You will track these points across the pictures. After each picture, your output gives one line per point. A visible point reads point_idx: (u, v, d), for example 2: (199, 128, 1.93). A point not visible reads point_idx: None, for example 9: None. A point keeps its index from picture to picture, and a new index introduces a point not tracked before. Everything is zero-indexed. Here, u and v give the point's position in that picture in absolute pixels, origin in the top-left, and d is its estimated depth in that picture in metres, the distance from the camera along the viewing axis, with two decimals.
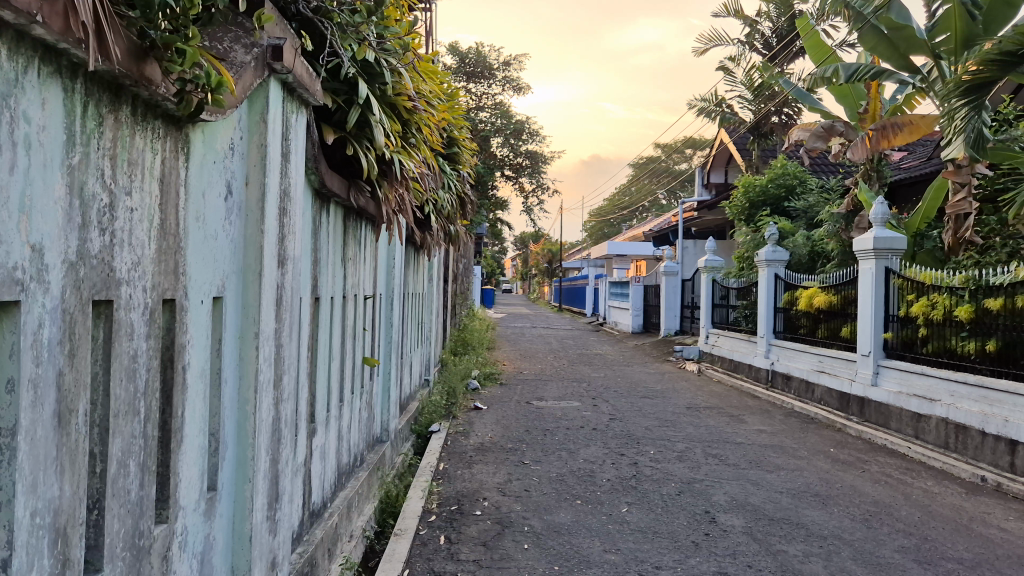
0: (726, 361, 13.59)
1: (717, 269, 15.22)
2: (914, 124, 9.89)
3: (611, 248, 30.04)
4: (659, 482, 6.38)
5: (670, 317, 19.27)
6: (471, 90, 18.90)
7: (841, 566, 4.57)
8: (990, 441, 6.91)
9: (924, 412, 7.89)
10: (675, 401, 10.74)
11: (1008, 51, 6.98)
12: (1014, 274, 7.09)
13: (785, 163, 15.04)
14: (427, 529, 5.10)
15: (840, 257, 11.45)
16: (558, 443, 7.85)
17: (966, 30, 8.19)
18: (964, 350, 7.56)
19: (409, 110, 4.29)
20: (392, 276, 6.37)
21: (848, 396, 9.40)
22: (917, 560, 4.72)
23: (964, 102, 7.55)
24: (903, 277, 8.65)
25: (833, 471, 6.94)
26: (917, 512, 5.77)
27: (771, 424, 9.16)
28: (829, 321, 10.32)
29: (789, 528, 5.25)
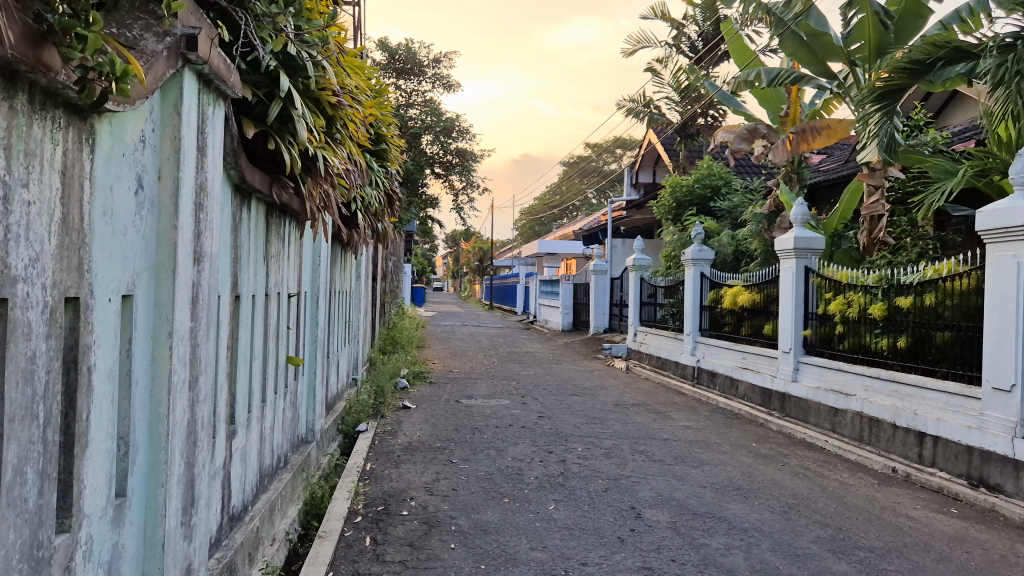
0: (653, 358, 13.81)
1: (645, 268, 15.42)
2: (831, 127, 10.22)
3: (542, 246, 30.20)
4: (586, 479, 6.44)
5: (599, 315, 19.51)
6: (401, 87, 18.75)
7: (760, 558, 4.69)
8: (900, 434, 7.20)
9: (840, 407, 8.16)
10: (603, 399, 10.85)
11: (917, 59, 7.24)
12: (924, 273, 7.37)
13: (710, 165, 15.36)
14: (352, 530, 5.02)
15: (762, 256, 11.72)
16: (487, 441, 7.84)
17: (878, 39, 8.51)
18: (877, 347, 7.82)
19: (334, 105, 4.23)
20: (317, 273, 6.26)
21: (769, 392, 9.65)
22: (832, 550, 4.87)
23: (878, 108, 7.82)
24: (821, 276, 8.92)
25: (754, 465, 7.11)
26: (833, 503, 5.96)
27: (696, 420, 9.34)
28: (752, 319, 10.58)
29: (712, 522, 5.36)
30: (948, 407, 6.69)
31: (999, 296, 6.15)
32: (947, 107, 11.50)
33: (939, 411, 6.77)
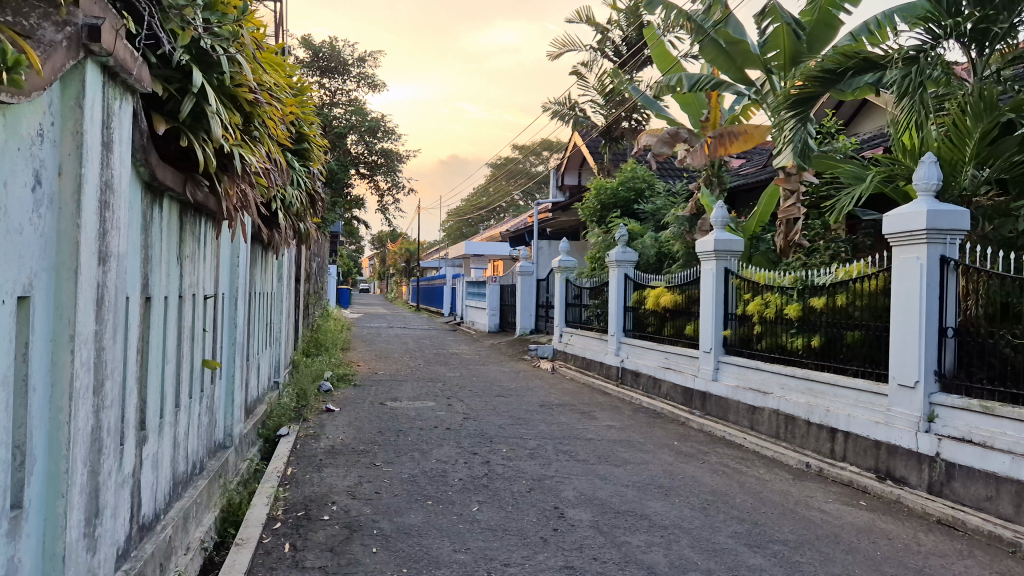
0: (579, 358, 13.94)
1: (570, 270, 15.53)
2: (748, 133, 10.52)
3: (469, 248, 30.21)
4: (510, 479, 6.45)
5: (525, 316, 19.59)
6: (324, 86, 18.49)
7: (679, 554, 4.77)
8: (814, 430, 7.44)
9: (758, 405, 8.40)
10: (529, 399, 10.89)
11: (829, 69, 7.56)
12: (835, 275, 7.63)
13: (634, 167, 15.56)
14: (271, 537, 4.91)
15: (684, 258, 11.94)
16: (411, 443, 7.78)
17: (792, 48, 8.78)
18: (793, 346, 8.08)
19: (251, 103, 4.13)
20: (236, 274, 6.10)
21: (691, 391, 9.85)
22: (748, 545, 5.00)
23: (792, 114, 8.03)
24: (740, 277, 9.14)
25: (675, 463, 7.24)
26: (749, 499, 6.12)
27: (619, 420, 9.47)
28: (674, 319, 10.79)
29: (633, 520, 5.43)
30: (857, 403, 6.95)
31: (903, 296, 6.41)
32: (857, 116, 11.96)
33: (850, 408, 7.04)
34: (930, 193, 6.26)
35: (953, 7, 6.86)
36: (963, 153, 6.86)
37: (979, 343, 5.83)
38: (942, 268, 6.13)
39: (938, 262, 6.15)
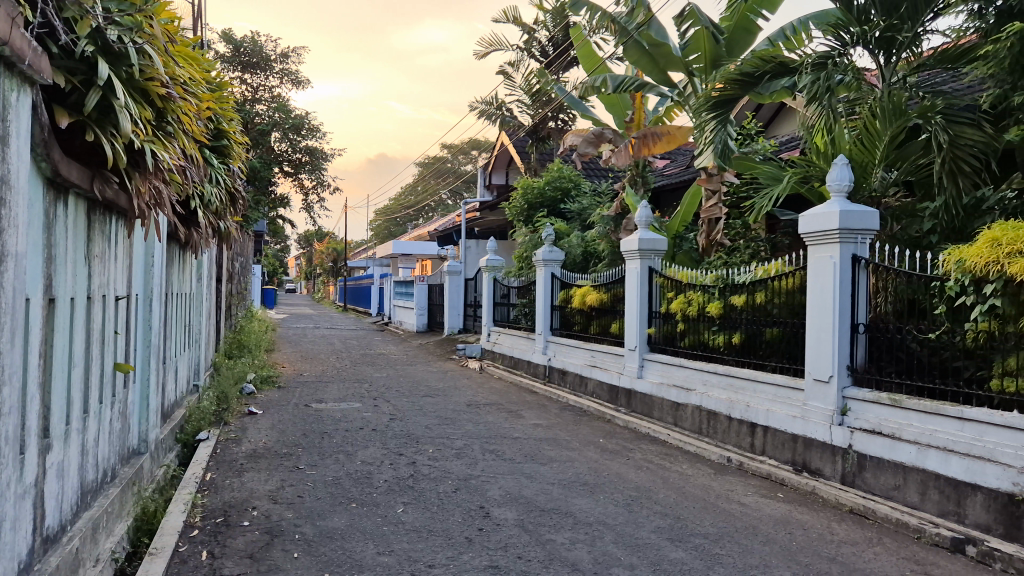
0: (506, 357, 13.98)
1: (498, 269, 15.53)
2: (671, 134, 10.72)
3: (396, 248, 29.95)
4: (436, 480, 6.41)
5: (453, 316, 19.50)
6: (246, 81, 18.11)
7: (603, 550, 4.82)
8: (735, 425, 7.62)
9: (681, 401, 8.55)
10: (456, 399, 10.85)
11: (747, 72, 7.79)
12: (755, 273, 7.83)
13: (561, 167, 15.64)
14: (187, 545, 4.77)
15: (609, 257, 12.10)
16: (336, 446, 7.66)
17: (712, 52, 8.99)
18: (714, 343, 8.26)
19: (163, 98, 4.00)
20: (150, 274, 5.89)
21: (616, 389, 9.98)
22: (670, 539, 5.08)
23: (713, 116, 8.19)
24: (663, 276, 9.30)
25: (600, 460, 7.32)
26: (672, 494, 6.23)
27: (546, 418, 9.52)
28: (600, 317, 10.91)
29: (558, 517, 5.47)
30: (776, 398, 7.14)
31: (818, 294, 6.62)
32: (776, 119, 12.31)
33: (768, 403, 7.23)
34: (842, 194, 6.46)
35: (861, 15, 7.11)
36: (873, 156, 7.09)
37: (889, 339, 6.08)
38: (854, 266, 6.36)
39: (850, 261, 6.38)
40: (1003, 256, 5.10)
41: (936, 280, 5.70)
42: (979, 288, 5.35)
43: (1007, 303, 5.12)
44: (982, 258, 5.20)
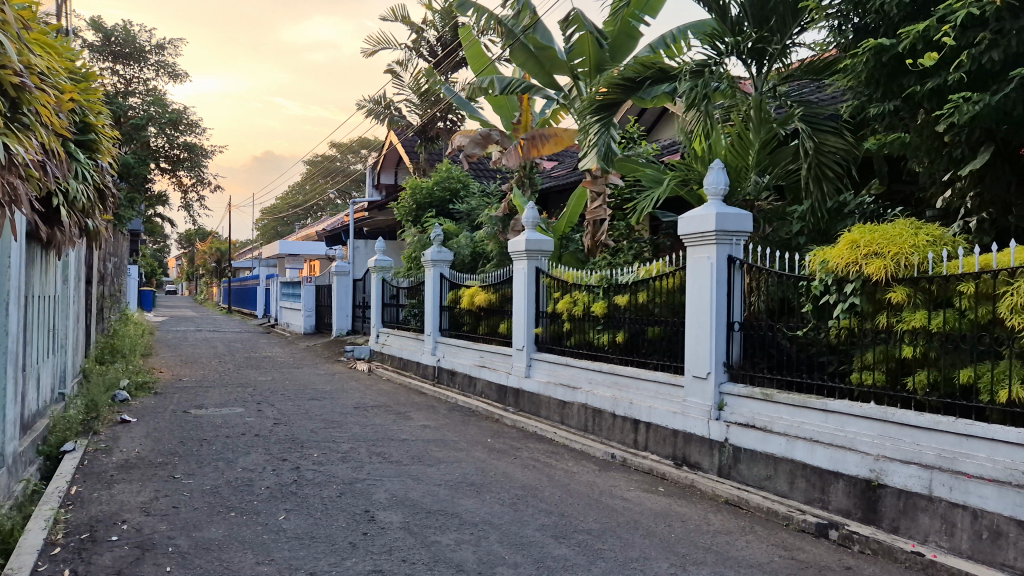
0: (395, 359, 13.85)
1: (386, 270, 15.35)
2: (558, 136, 10.80)
3: (283, 248, 29.19)
4: (320, 485, 6.28)
5: (341, 317, 19.17)
6: (118, 73, 17.26)
7: (487, 550, 4.84)
8: (619, 421, 7.80)
9: (567, 400, 8.69)
10: (343, 402, 10.67)
11: (629, 77, 8.06)
12: (637, 273, 8.04)
13: (449, 167, 15.65)
14: (48, 564, 4.49)
15: (498, 258, 12.18)
16: (215, 453, 7.39)
17: (596, 57, 9.22)
18: (599, 342, 8.44)
19: (17, 88, 3.76)
20: (7, 276, 5.52)
21: (505, 388, 10.04)
22: (554, 536, 5.15)
23: (596, 119, 8.34)
24: (550, 276, 9.43)
25: (488, 460, 7.35)
26: (558, 491, 6.33)
27: (434, 419, 9.47)
28: (489, 318, 10.96)
29: (444, 519, 5.46)
30: (657, 395, 7.36)
31: (695, 293, 6.84)
32: (658, 123, 12.72)
33: (651, 399, 7.43)
34: (718, 197, 6.70)
35: (736, 26, 7.56)
36: (746, 160, 7.44)
37: (761, 335, 6.39)
38: (729, 266, 6.61)
39: (726, 261, 6.62)
40: (861, 257, 5.43)
41: (804, 280, 6.01)
42: (840, 287, 5.67)
43: (865, 301, 5.46)
44: (843, 258, 5.52)
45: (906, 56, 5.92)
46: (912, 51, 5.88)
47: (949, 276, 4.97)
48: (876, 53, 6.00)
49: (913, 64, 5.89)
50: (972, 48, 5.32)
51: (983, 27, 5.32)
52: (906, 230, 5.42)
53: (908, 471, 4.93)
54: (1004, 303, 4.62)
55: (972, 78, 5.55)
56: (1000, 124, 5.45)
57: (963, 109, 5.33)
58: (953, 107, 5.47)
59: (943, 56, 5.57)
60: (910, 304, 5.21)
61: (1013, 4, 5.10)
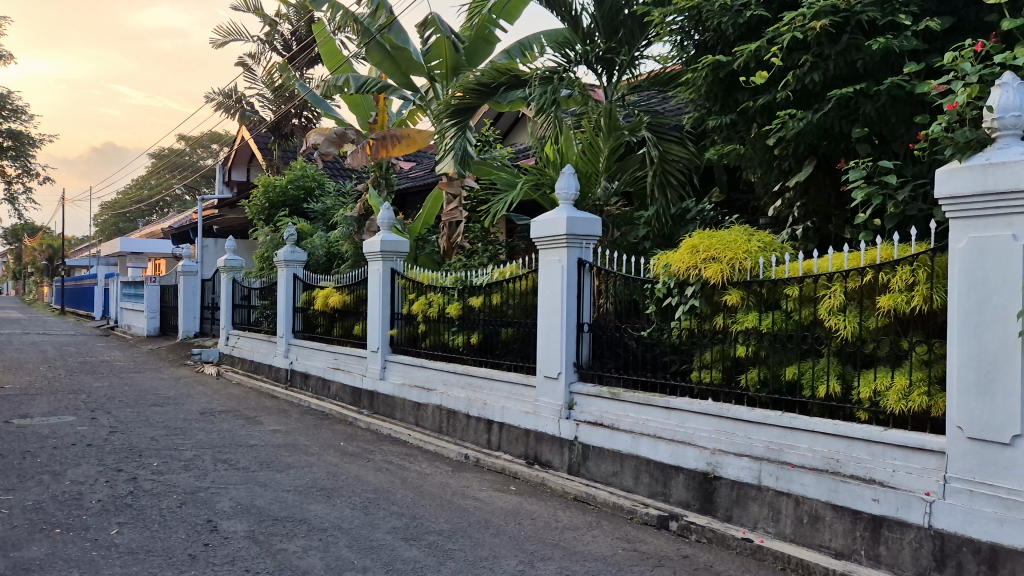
0: (246, 362, 13.40)
1: (236, 270, 14.64)
2: (411, 137, 10.74)
3: (124, 246, 27.61)
4: (158, 496, 5.97)
5: (188, 319, 18.28)
6: None
7: (336, 555, 4.76)
8: (473, 422, 7.87)
9: (421, 401, 8.68)
10: (187, 407, 10.19)
11: (484, 82, 8.15)
12: (491, 275, 8.13)
13: (304, 165, 15.32)
14: None
15: (353, 258, 12.02)
16: (40, 465, 6.88)
17: (453, 60, 9.33)
18: (454, 343, 8.49)
19: None
20: None
21: (359, 391, 9.91)
22: (404, 538, 5.14)
23: (453, 123, 8.39)
24: (405, 277, 9.40)
25: (339, 464, 7.22)
26: (410, 493, 6.31)
27: (286, 423, 9.22)
28: (343, 320, 10.80)
29: (292, 525, 5.32)
30: (510, 395, 7.48)
31: (546, 295, 6.99)
32: (514, 129, 12.98)
33: (504, 400, 7.54)
34: (569, 202, 6.87)
35: (587, 36, 7.85)
36: (597, 167, 7.50)
37: (609, 336, 6.62)
38: (579, 269, 6.79)
39: (576, 264, 6.80)
40: (700, 261, 5.72)
41: (649, 283, 6.27)
42: (682, 289, 5.96)
43: (704, 303, 5.76)
44: (684, 262, 5.80)
45: (740, 73, 6.31)
46: (746, 68, 6.29)
47: (777, 280, 5.33)
48: (714, 69, 6.38)
49: (746, 81, 6.28)
50: (796, 69, 5.75)
51: (806, 50, 5.75)
52: (740, 236, 5.76)
53: (740, 463, 5.25)
54: (824, 304, 5.00)
55: (797, 95, 5.97)
56: (821, 140, 5.90)
57: (789, 125, 5.77)
58: (781, 122, 5.90)
59: (772, 75, 5.99)
60: (744, 306, 5.54)
61: (831, 30, 5.51)
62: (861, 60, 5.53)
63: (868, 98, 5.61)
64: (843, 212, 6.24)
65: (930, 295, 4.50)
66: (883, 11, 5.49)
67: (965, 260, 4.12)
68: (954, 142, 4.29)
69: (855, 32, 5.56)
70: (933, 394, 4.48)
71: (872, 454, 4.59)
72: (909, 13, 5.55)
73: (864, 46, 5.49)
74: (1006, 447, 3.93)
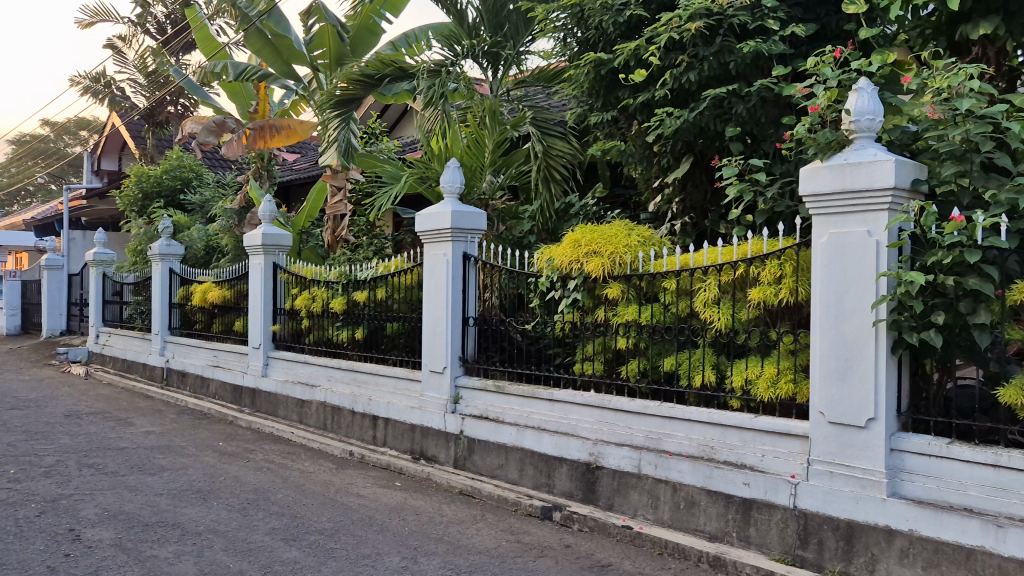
0: (118, 361, 12.75)
1: (107, 263, 13.88)
2: (290, 128, 10.42)
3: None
4: (15, 505, 5.60)
5: (53, 316, 17.22)
6: None
7: (210, 560, 4.60)
8: (357, 418, 7.75)
9: (305, 398, 8.48)
10: (51, 410, 9.60)
11: (368, 73, 8.05)
12: (376, 269, 8.03)
13: (180, 155, 14.73)
14: None
15: (233, 252, 11.63)
16: None
17: (336, 49, 9.16)
18: (338, 339, 8.34)
19: None
20: None
21: (239, 389, 9.60)
22: (284, 539, 5.01)
23: (336, 113, 8.22)
24: (288, 271, 9.18)
25: (217, 465, 6.97)
26: (292, 492, 6.16)
27: (160, 424, 8.83)
28: (223, 316, 10.43)
29: (163, 531, 5.10)
30: (396, 390, 7.40)
31: (432, 290, 6.95)
32: (400, 121, 12.84)
33: (389, 395, 7.47)
34: (454, 195, 6.84)
35: (472, 30, 7.92)
36: (481, 160, 7.58)
37: (494, 330, 6.65)
38: (464, 263, 6.80)
39: (461, 259, 6.80)
40: (581, 255, 5.82)
41: (533, 277, 6.34)
42: (564, 283, 6.04)
43: (586, 296, 5.86)
44: (566, 257, 5.89)
45: (620, 71, 6.45)
46: (626, 66, 6.43)
47: (655, 273, 5.48)
48: (595, 66, 6.49)
49: (626, 79, 6.43)
50: (673, 68, 5.93)
51: (682, 50, 5.93)
52: (621, 231, 5.89)
53: (621, 452, 5.38)
54: (699, 297, 5.18)
55: (674, 93, 6.15)
56: (697, 137, 6.10)
57: (667, 123, 5.95)
58: (659, 119, 6.09)
59: (650, 74, 6.15)
60: (623, 298, 5.67)
61: (705, 32, 5.71)
62: (733, 62, 5.73)
63: (740, 99, 5.84)
64: (718, 208, 6.46)
65: (795, 288, 4.72)
66: (753, 15, 5.73)
67: (826, 254, 4.34)
68: (816, 142, 4.48)
69: (727, 34, 5.79)
70: (799, 381, 4.71)
71: (744, 440, 4.80)
72: (777, 18, 5.82)
73: (736, 49, 5.71)
74: (862, 430, 4.18)
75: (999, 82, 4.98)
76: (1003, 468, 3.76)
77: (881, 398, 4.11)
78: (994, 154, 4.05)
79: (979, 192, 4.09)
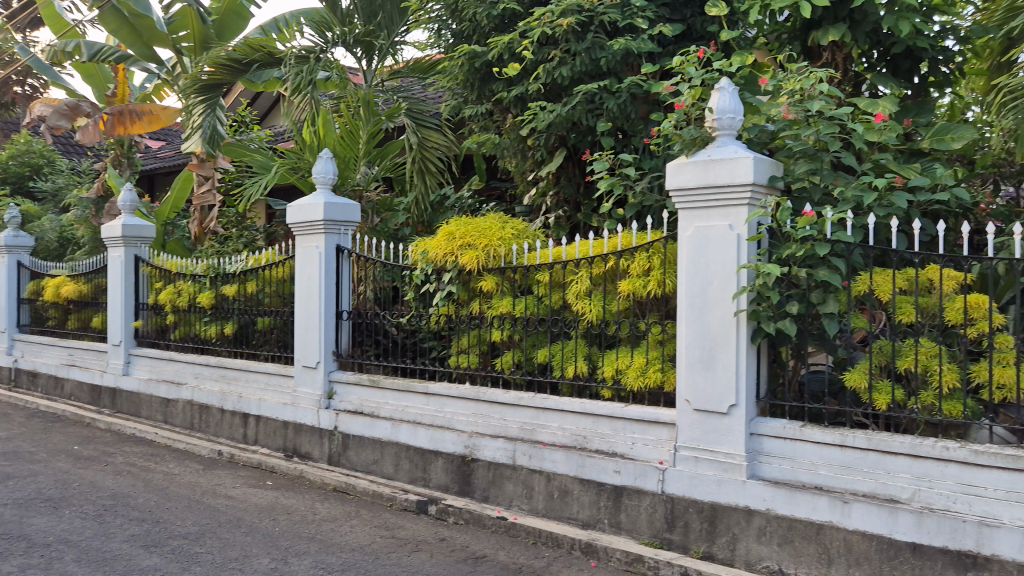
0: None
1: None
2: (152, 113, 9.89)
3: None
4: None
5: None
6: None
7: (60, 572, 4.31)
8: (227, 417, 7.46)
9: (170, 397, 8.10)
10: None
11: (235, 58, 7.76)
12: (246, 262, 7.74)
13: (29, 140, 13.74)
14: None
15: (89, 243, 10.96)
16: None
17: (201, 32, 8.86)
18: (206, 334, 8.01)
19: None
20: None
21: (98, 388, 9.07)
22: (144, 546, 4.76)
23: (200, 99, 8.13)
24: (151, 264, 8.71)
25: (71, 470, 6.56)
26: (154, 496, 5.87)
27: (7, 429, 8.22)
28: (79, 311, 9.81)
29: (7, 543, 4.75)
30: (267, 387, 7.18)
31: (304, 282, 6.77)
32: (273, 110, 12.44)
33: (260, 391, 7.23)
34: (326, 185, 6.66)
35: (345, 18, 7.78)
36: (356, 152, 7.37)
37: (368, 323, 6.56)
38: (337, 256, 6.65)
39: (334, 251, 6.65)
40: (456, 248, 5.80)
41: (408, 269, 6.28)
42: (439, 276, 6.02)
43: (461, 288, 5.86)
44: (441, 250, 5.86)
45: (494, 64, 6.48)
46: (500, 59, 6.46)
47: (529, 266, 5.53)
48: (470, 58, 6.47)
49: (500, 72, 6.46)
50: (547, 62, 6.01)
51: (555, 45, 6.00)
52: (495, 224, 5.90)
53: (496, 444, 5.41)
54: (571, 289, 5.25)
55: (547, 88, 6.22)
56: (569, 132, 6.18)
57: (540, 117, 6.02)
58: (532, 113, 6.16)
59: (524, 67, 6.21)
60: (498, 291, 5.69)
61: (576, 28, 5.80)
62: (604, 58, 5.84)
63: (611, 95, 5.96)
64: (590, 201, 6.59)
65: (662, 280, 4.87)
66: (622, 14, 5.87)
67: (691, 247, 4.49)
68: (682, 139, 4.61)
69: (598, 31, 5.89)
70: (666, 369, 4.87)
71: (614, 429, 4.92)
72: (645, 18, 5.96)
73: (607, 45, 5.82)
74: (724, 416, 4.35)
75: (846, 86, 5.28)
76: (849, 448, 4.01)
77: (741, 385, 4.30)
78: (841, 153, 4.35)
79: (828, 189, 4.38)
